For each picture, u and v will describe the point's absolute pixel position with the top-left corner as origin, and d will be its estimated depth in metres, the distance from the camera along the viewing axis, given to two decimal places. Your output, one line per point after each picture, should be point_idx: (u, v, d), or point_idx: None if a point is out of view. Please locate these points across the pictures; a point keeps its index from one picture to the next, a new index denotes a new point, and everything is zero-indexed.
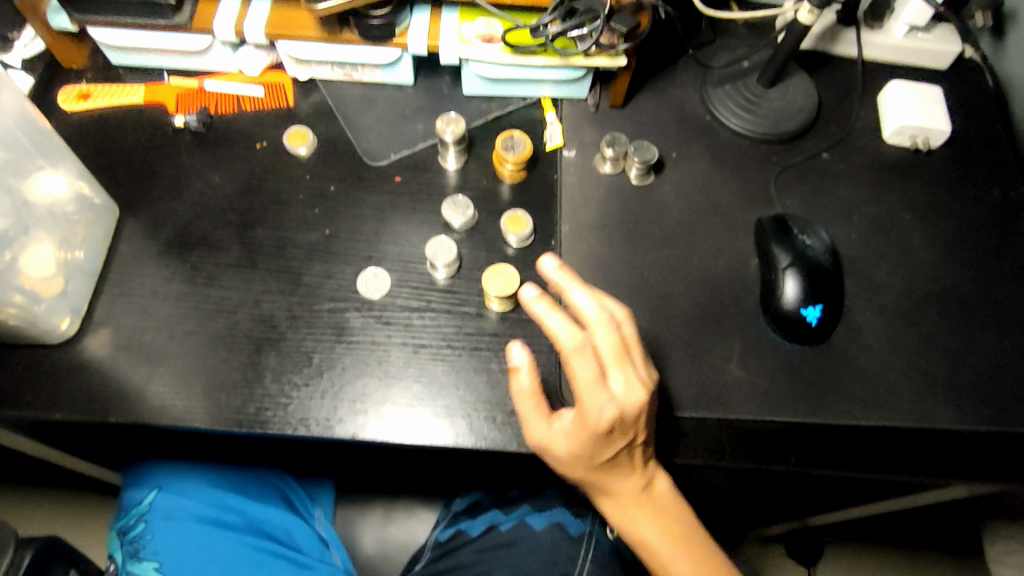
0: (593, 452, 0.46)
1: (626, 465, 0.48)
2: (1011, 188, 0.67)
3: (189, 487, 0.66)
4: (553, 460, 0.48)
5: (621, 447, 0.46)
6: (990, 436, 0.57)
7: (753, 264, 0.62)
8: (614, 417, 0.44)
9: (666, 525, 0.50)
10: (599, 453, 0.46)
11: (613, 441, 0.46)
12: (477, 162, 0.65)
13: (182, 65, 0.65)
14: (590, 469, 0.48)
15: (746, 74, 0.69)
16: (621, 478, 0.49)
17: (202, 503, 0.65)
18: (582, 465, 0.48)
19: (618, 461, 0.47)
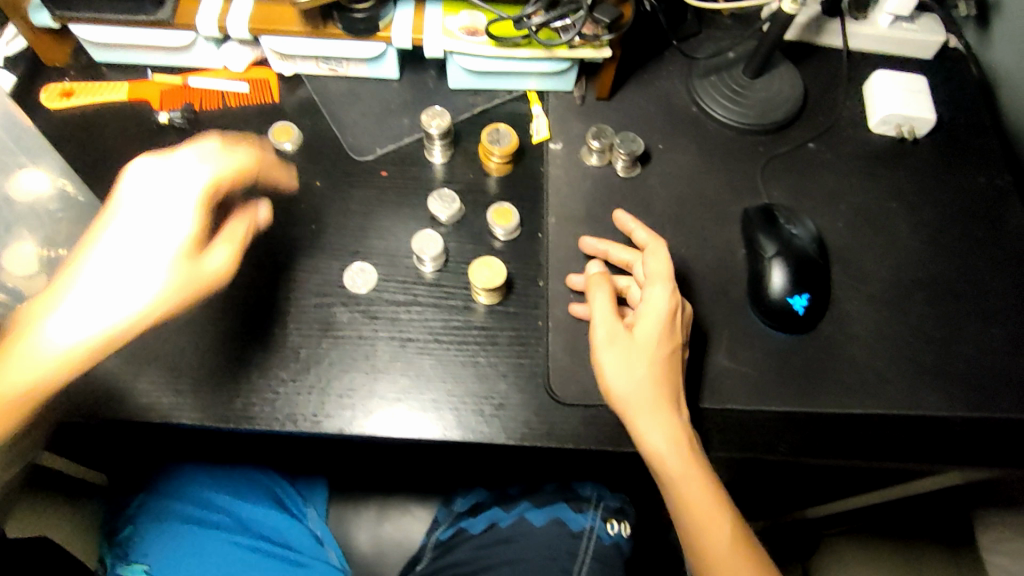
0: (662, 339, 0.51)
1: (675, 386, 0.51)
2: (996, 176, 0.68)
3: (180, 489, 0.66)
4: (623, 350, 0.51)
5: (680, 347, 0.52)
6: (978, 422, 0.57)
7: (741, 254, 0.62)
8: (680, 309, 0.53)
9: (703, 465, 0.50)
10: (665, 345, 0.51)
11: (676, 333, 0.52)
12: (463, 156, 0.65)
13: (167, 62, 0.65)
14: (652, 368, 0.50)
15: (732, 65, 0.69)
16: (672, 397, 0.51)
17: (190, 505, 0.65)
18: (645, 362, 0.50)
19: (675, 366, 0.52)
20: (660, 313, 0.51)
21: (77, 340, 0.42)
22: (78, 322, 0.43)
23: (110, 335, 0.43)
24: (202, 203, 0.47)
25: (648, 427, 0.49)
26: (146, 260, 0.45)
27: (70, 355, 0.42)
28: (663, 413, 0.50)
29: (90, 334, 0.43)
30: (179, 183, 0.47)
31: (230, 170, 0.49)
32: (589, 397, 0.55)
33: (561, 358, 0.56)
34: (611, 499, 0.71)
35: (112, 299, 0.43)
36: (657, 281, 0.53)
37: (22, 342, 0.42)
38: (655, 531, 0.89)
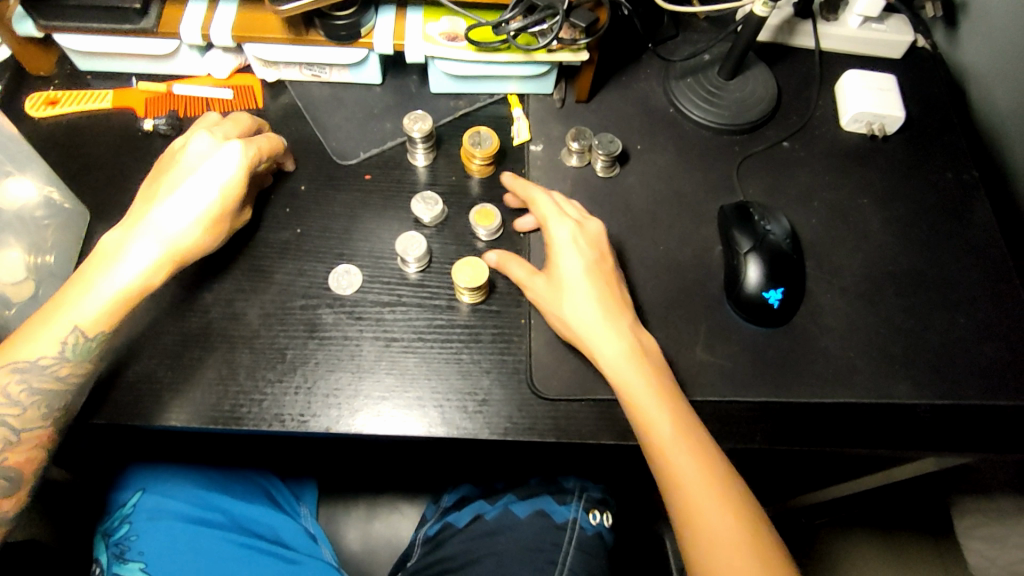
0: (589, 258, 0.56)
1: (615, 304, 0.55)
2: (963, 171, 0.70)
3: (177, 488, 0.66)
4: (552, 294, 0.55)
5: (608, 261, 0.57)
6: (944, 409, 0.59)
7: (717, 250, 0.64)
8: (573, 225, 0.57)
9: (653, 376, 0.52)
10: (596, 266, 0.56)
11: (598, 251, 0.57)
12: (445, 159, 0.66)
13: (150, 69, 0.66)
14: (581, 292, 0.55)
15: (707, 67, 0.70)
16: (623, 315, 0.55)
17: (189, 504, 0.65)
18: (579, 291, 0.54)
19: (613, 282, 0.56)
20: (577, 239, 0.56)
21: (139, 268, 0.50)
22: (111, 280, 0.50)
23: (165, 263, 0.52)
24: (243, 168, 0.54)
25: (602, 347, 0.53)
26: (194, 200, 0.53)
27: (133, 283, 0.50)
28: (619, 328, 0.54)
29: (150, 266, 0.51)
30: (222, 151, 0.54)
31: (264, 142, 0.57)
32: (570, 391, 0.56)
33: (542, 354, 0.58)
34: (594, 489, 0.73)
35: (166, 232, 0.52)
36: (553, 217, 0.57)
37: (100, 275, 0.50)
38: (642, 524, 0.90)
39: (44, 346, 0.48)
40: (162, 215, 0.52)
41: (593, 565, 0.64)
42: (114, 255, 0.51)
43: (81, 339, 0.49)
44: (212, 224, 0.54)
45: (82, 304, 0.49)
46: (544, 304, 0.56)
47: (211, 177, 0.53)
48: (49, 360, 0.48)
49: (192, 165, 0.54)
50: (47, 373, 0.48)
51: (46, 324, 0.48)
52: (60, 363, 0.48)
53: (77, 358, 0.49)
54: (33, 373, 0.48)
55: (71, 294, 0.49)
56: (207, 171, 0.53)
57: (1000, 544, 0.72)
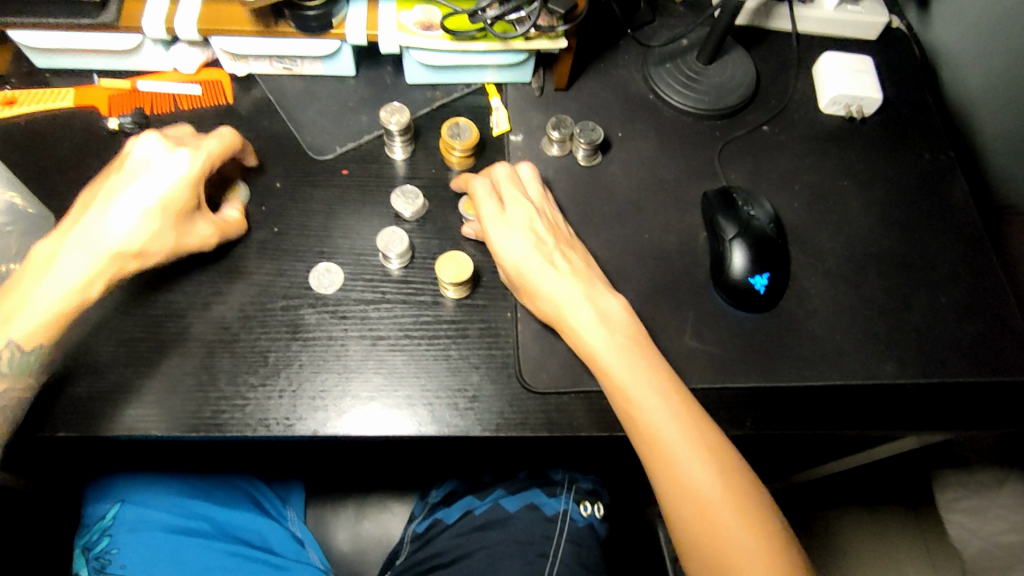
0: (528, 241, 0.54)
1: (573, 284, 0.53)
2: (940, 151, 0.70)
3: (158, 498, 0.64)
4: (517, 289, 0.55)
5: (549, 238, 0.55)
6: (928, 387, 0.60)
7: (701, 237, 0.64)
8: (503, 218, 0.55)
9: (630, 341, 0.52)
10: (535, 250, 0.54)
11: (536, 233, 0.55)
12: (424, 151, 0.64)
13: (114, 66, 0.63)
14: (530, 284, 0.53)
15: (685, 52, 0.70)
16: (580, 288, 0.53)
17: (170, 513, 0.63)
18: (532, 283, 0.53)
19: (561, 259, 0.54)
20: (510, 230, 0.54)
21: (78, 275, 0.48)
22: (42, 293, 0.47)
23: (102, 275, 0.49)
24: (194, 175, 0.52)
25: (574, 322, 0.52)
26: (138, 208, 0.50)
27: (67, 297, 0.48)
28: (575, 309, 0.52)
29: (92, 276, 0.49)
30: (173, 153, 0.52)
31: (221, 147, 0.54)
32: (562, 384, 0.55)
33: (531, 347, 0.57)
34: (583, 480, 0.72)
35: (106, 237, 0.49)
36: (487, 213, 0.56)
37: (39, 282, 0.48)
38: (632, 511, 0.90)
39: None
40: (102, 220, 0.49)
41: (585, 556, 0.64)
42: (48, 265, 0.48)
43: (17, 353, 0.47)
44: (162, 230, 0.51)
45: (15, 312, 0.47)
46: (514, 287, 0.56)
47: (158, 181, 0.50)
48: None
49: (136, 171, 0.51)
50: None
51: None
52: None
53: (13, 373, 0.47)
54: None
55: (8, 301, 0.47)
56: (151, 179, 0.51)
57: (980, 517, 0.74)
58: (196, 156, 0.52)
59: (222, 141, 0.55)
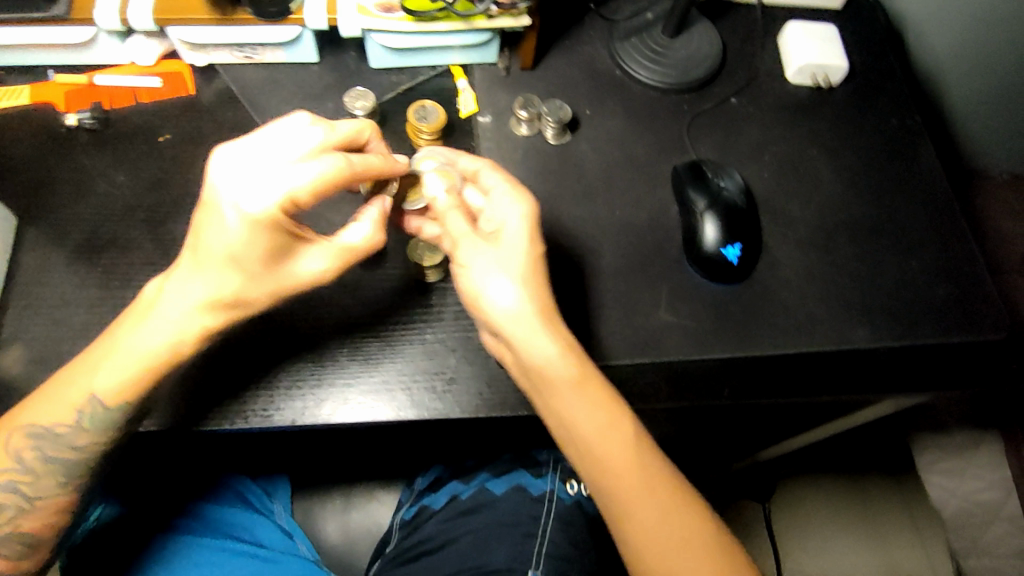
0: (528, 255, 0.48)
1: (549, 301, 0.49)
2: (907, 117, 0.71)
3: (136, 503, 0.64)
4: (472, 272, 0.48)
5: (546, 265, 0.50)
6: (901, 350, 0.61)
7: (673, 211, 0.64)
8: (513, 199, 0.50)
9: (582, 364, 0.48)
10: (531, 265, 0.48)
11: (539, 253, 0.49)
12: (392, 136, 0.64)
13: (69, 60, 0.61)
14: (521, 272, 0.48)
15: (650, 26, 0.69)
16: (556, 322, 0.48)
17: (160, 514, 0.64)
18: (507, 271, 0.48)
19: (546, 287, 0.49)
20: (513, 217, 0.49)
21: (155, 329, 0.44)
22: (131, 354, 0.45)
23: (189, 330, 0.45)
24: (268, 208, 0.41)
25: (533, 339, 0.47)
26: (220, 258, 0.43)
27: (152, 357, 0.45)
28: (551, 338, 0.47)
29: (169, 331, 0.44)
30: (248, 173, 0.42)
31: (314, 174, 0.42)
32: None
33: None
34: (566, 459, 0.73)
35: (190, 291, 0.44)
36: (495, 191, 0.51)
37: (122, 337, 0.45)
38: None
39: (64, 403, 0.47)
40: (185, 272, 0.44)
41: (573, 534, 0.64)
42: (141, 323, 0.45)
43: (98, 408, 0.47)
44: (235, 279, 0.43)
45: (102, 365, 0.46)
46: (462, 268, 0.49)
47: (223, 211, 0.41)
48: (63, 428, 0.47)
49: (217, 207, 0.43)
50: (60, 443, 0.48)
51: (70, 380, 0.47)
52: (73, 433, 0.48)
53: (96, 427, 0.48)
54: (47, 442, 0.48)
55: (99, 352, 0.46)
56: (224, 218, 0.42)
57: (959, 477, 0.80)
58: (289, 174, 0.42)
59: (321, 167, 0.43)
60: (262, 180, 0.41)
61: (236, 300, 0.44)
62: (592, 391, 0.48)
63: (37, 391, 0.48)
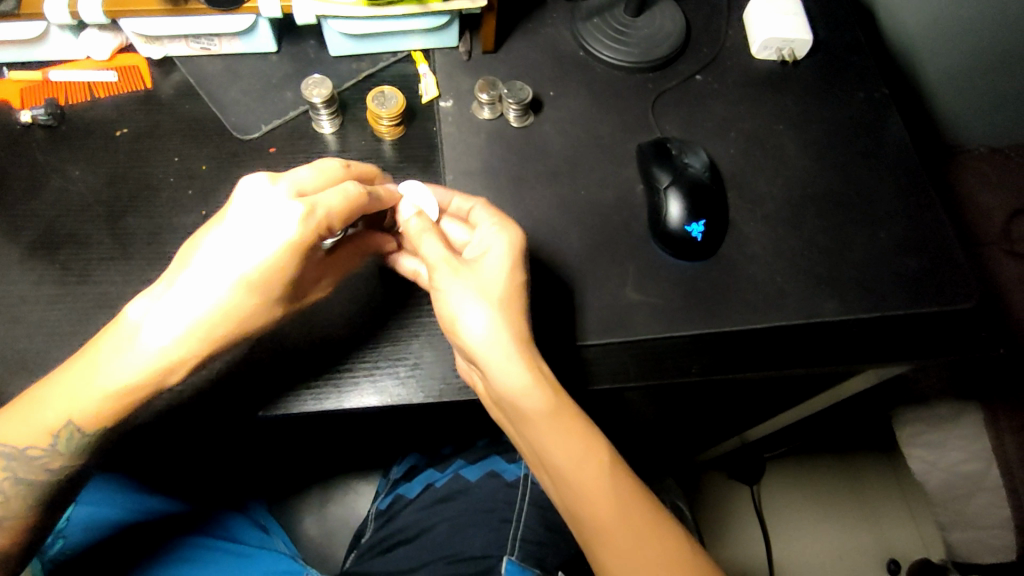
0: (506, 283, 0.48)
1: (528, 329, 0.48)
2: (874, 89, 0.70)
3: (115, 497, 0.61)
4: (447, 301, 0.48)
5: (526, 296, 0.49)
6: (870, 321, 0.60)
7: (638, 190, 0.63)
8: (500, 232, 0.50)
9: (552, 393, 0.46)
10: (509, 292, 0.48)
11: (518, 283, 0.48)
12: (353, 124, 0.63)
13: (23, 57, 0.61)
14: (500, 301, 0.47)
15: (613, 5, 0.69)
16: (532, 350, 0.47)
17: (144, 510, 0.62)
18: (484, 300, 0.47)
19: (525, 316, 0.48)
20: (494, 250, 0.49)
21: (152, 346, 0.43)
22: (109, 376, 0.44)
23: (177, 352, 0.44)
24: (299, 223, 0.43)
25: (506, 369, 0.46)
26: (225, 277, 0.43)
27: (133, 379, 0.44)
28: (521, 366, 0.46)
29: (156, 350, 0.43)
30: (273, 197, 0.44)
31: (339, 194, 0.45)
32: None
33: None
34: None
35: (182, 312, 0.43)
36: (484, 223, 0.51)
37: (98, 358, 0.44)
38: None
39: (42, 423, 0.45)
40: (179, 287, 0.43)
41: (550, 519, 0.64)
42: (126, 341, 0.44)
43: (74, 431, 0.46)
44: (237, 301, 0.44)
45: (87, 386, 0.44)
46: (439, 293, 0.48)
47: (249, 228, 0.43)
48: (39, 452, 0.46)
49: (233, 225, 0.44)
50: (35, 465, 0.47)
51: (46, 398, 0.45)
52: (48, 457, 0.47)
53: (69, 450, 0.47)
54: (21, 465, 0.47)
55: (70, 367, 0.45)
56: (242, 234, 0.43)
57: (940, 449, 0.82)
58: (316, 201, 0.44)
59: (343, 189, 0.45)
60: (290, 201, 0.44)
61: (245, 316, 0.45)
62: (569, 419, 0.46)
63: (7, 408, 0.46)
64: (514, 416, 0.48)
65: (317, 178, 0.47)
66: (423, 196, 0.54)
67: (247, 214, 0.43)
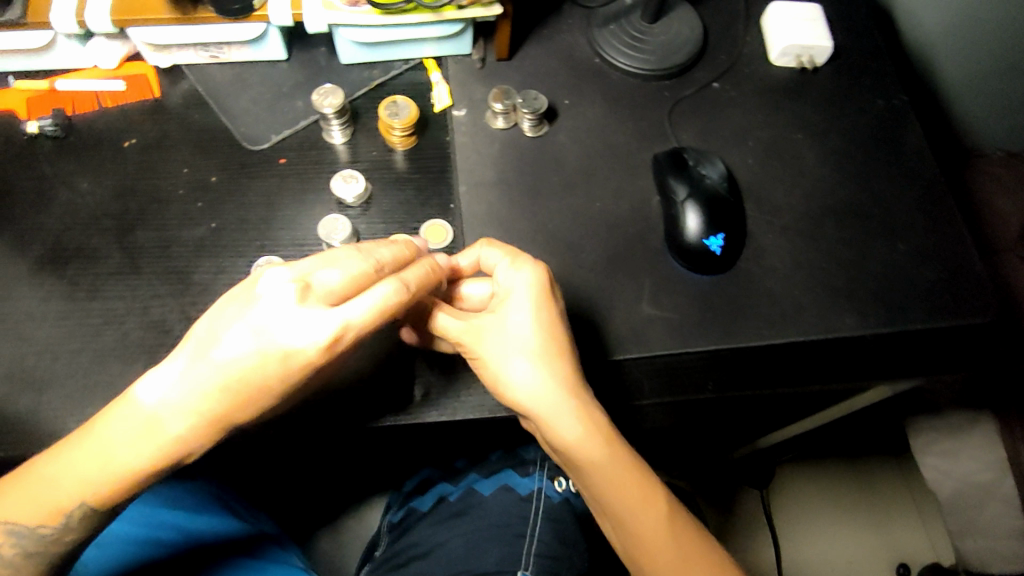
0: (541, 333, 0.47)
1: (575, 375, 0.47)
2: (894, 97, 0.69)
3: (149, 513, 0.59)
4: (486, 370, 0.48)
5: (565, 335, 0.48)
6: (891, 336, 0.59)
7: (655, 201, 0.62)
8: (519, 275, 0.49)
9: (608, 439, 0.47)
10: (548, 336, 0.47)
11: (554, 328, 0.48)
12: (364, 133, 0.62)
13: (29, 66, 0.60)
14: (541, 356, 0.47)
15: (629, 11, 0.67)
16: (582, 393, 0.47)
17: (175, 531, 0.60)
18: (525, 354, 0.46)
19: (571, 360, 0.48)
20: (520, 297, 0.48)
21: (162, 437, 0.40)
22: (120, 461, 0.40)
23: (199, 434, 0.40)
24: (323, 343, 0.39)
25: (560, 423, 0.46)
26: (251, 372, 0.39)
27: (144, 463, 0.40)
28: (573, 418, 0.46)
29: (169, 437, 0.40)
30: (299, 300, 0.40)
31: (372, 306, 0.40)
32: None
33: None
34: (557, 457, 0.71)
35: (205, 396, 0.40)
36: (500, 270, 0.50)
37: (106, 440, 0.40)
38: None
39: (43, 504, 0.41)
40: (203, 375, 0.39)
41: (563, 533, 0.63)
42: (140, 425, 0.40)
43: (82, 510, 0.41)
44: (264, 394, 0.40)
45: (92, 469, 0.40)
46: (481, 360, 0.48)
47: (274, 337, 0.39)
48: (47, 529, 0.42)
49: (261, 325, 0.39)
50: (40, 538, 0.42)
51: (50, 480, 0.40)
52: (55, 533, 0.42)
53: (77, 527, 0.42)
54: (26, 535, 0.42)
55: (75, 447, 0.40)
56: (273, 331, 0.39)
57: (955, 458, 0.80)
58: (349, 307, 0.40)
59: (377, 298, 0.41)
60: (321, 311, 0.40)
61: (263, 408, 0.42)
62: (624, 467, 0.47)
63: (6, 480, 0.42)
64: (569, 462, 0.48)
65: (349, 274, 0.42)
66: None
67: (273, 321, 0.39)
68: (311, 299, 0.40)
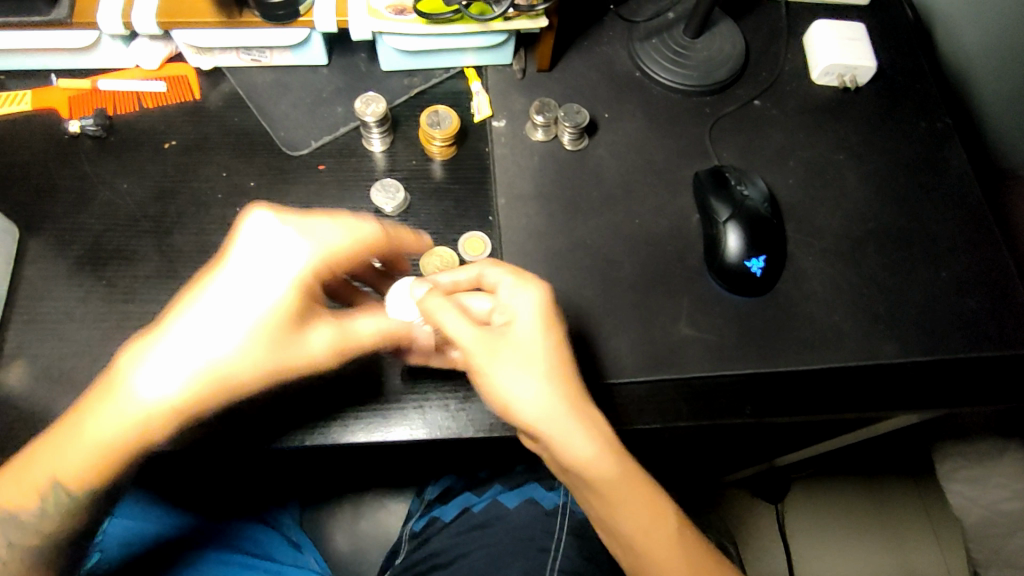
0: (549, 346, 0.46)
1: (582, 393, 0.46)
2: (937, 119, 0.68)
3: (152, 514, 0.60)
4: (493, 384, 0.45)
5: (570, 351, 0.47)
6: (930, 364, 0.58)
7: (694, 219, 0.62)
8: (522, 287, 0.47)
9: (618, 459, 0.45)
10: (556, 349, 0.46)
11: (558, 344, 0.47)
12: (403, 142, 0.62)
13: (73, 65, 0.60)
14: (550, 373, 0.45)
15: (671, 25, 0.67)
16: (588, 406, 0.46)
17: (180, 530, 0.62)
18: (531, 370, 0.45)
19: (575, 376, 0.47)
20: (525, 310, 0.46)
21: (141, 401, 0.41)
22: (103, 431, 0.41)
23: (184, 397, 0.41)
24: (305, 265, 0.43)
25: (569, 442, 0.44)
26: (237, 313, 0.42)
27: (127, 430, 0.41)
28: (584, 436, 0.45)
29: (146, 403, 0.41)
30: (279, 236, 0.44)
31: (347, 235, 0.45)
32: None
33: None
34: None
35: (191, 352, 0.41)
36: (502, 284, 0.48)
37: (89, 409, 0.41)
38: None
39: (35, 481, 0.42)
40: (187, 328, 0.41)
41: (588, 550, 0.63)
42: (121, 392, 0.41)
43: (66, 489, 0.43)
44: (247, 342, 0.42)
45: (80, 441, 0.41)
46: (487, 374, 0.45)
47: (256, 266, 0.43)
48: (32, 513, 0.43)
49: (239, 257, 0.43)
50: (30, 524, 0.44)
51: (42, 455, 0.42)
52: (43, 518, 0.44)
53: (65, 509, 0.44)
54: (19, 522, 0.43)
55: (63, 427, 0.42)
56: (255, 266, 0.43)
57: (982, 486, 0.78)
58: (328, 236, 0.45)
59: (355, 228, 0.46)
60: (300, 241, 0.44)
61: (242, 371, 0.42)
62: (633, 486, 0.46)
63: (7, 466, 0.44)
64: (580, 482, 0.47)
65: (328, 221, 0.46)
66: (407, 304, 0.52)
67: (255, 251, 0.43)
68: (297, 230, 0.44)
